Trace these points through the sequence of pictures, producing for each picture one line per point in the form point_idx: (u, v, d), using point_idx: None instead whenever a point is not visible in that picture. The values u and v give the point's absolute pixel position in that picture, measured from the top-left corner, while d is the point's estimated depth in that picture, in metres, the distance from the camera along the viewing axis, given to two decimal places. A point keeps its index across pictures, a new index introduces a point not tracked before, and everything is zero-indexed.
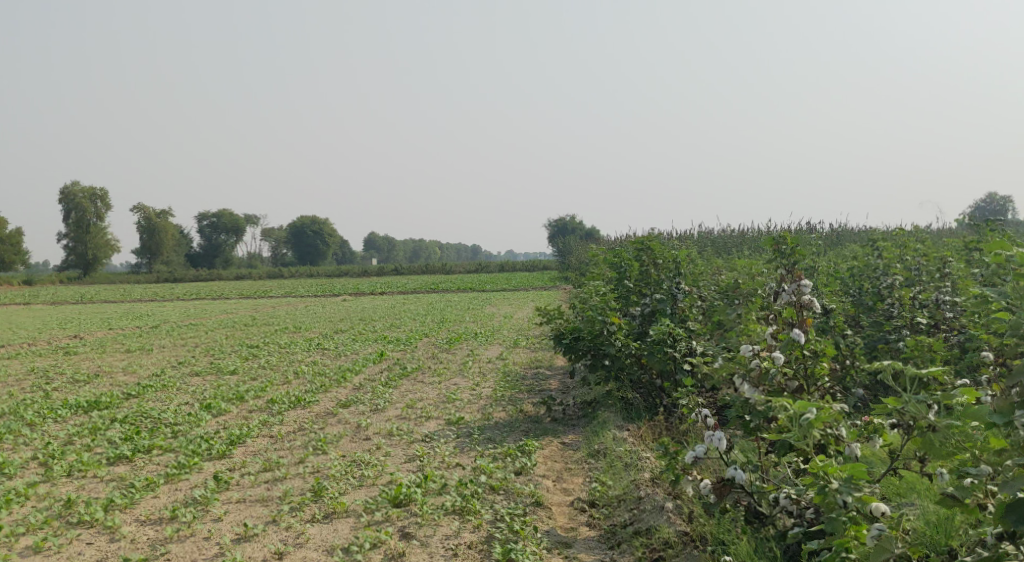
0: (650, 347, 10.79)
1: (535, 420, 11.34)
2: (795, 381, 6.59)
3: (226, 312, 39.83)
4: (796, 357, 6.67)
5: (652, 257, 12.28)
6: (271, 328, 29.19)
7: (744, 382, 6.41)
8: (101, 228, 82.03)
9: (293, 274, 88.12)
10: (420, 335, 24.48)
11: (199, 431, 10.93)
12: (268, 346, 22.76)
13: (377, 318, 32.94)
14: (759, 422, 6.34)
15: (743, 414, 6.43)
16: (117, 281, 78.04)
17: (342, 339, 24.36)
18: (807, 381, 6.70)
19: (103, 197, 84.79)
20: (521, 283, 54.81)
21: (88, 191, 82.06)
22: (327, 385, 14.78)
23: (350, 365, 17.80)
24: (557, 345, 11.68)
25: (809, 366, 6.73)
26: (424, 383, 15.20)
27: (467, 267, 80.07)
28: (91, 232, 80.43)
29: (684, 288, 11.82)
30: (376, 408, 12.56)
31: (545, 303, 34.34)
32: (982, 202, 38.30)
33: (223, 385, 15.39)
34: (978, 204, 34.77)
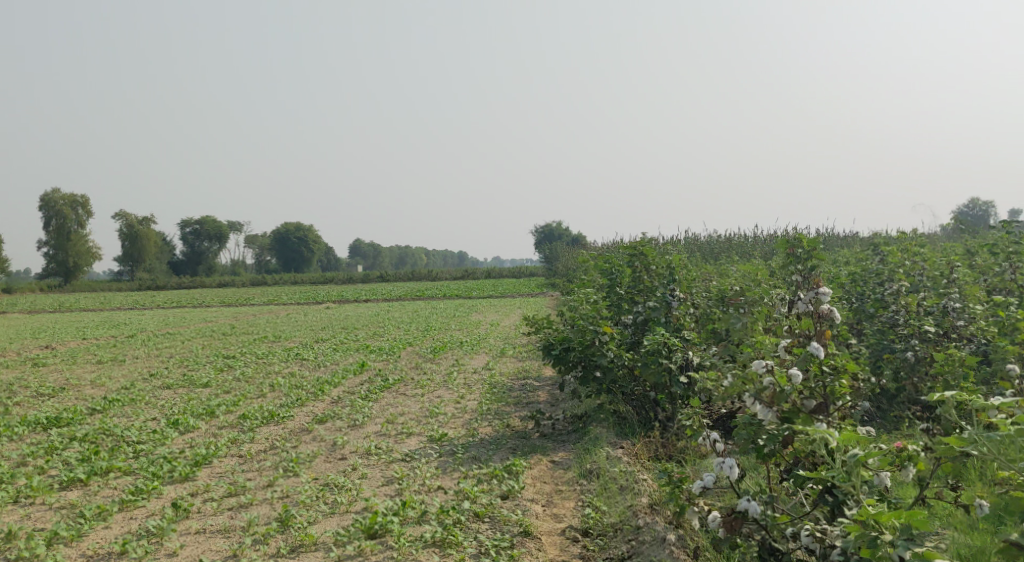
0: (645, 358, 10.16)
1: (523, 437, 10.70)
2: (813, 400, 6.02)
3: (206, 321, 38.98)
4: (813, 374, 6.06)
5: (644, 262, 11.64)
6: (250, 338, 28.39)
7: (755, 402, 5.97)
8: (82, 236, 80.97)
9: (277, 281, 87.19)
10: (403, 345, 23.75)
11: (163, 451, 10.23)
12: (245, 357, 22.03)
13: (359, 326, 32.26)
14: (774, 448, 5.88)
15: (756, 438, 5.97)
16: (97, 289, 76.93)
17: (323, 349, 23.65)
18: (827, 400, 6.07)
19: (84, 205, 83.74)
20: (507, 290, 54.19)
21: (69, 199, 81.07)
22: (303, 399, 14.07)
23: (329, 377, 17.08)
24: (545, 356, 11.03)
25: (829, 384, 6.09)
26: (406, 396, 14.51)
27: (453, 274, 79.36)
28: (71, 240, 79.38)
29: (679, 295, 11.20)
30: (354, 423, 11.87)
31: (532, 310, 33.72)
32: (968, 207, 38.08)
33: (194, 400, 14.64)
34: (970, 212, 34.42)
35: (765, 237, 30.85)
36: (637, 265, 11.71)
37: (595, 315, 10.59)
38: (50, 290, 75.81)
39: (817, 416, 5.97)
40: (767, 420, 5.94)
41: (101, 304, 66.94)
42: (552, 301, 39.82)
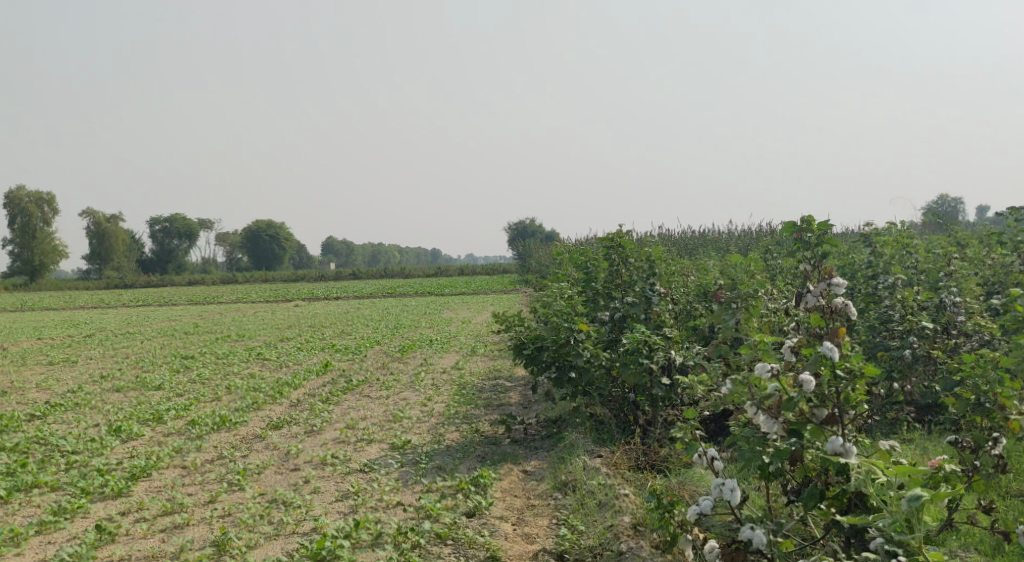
0: (624, 358, 9.43)
1: (492, 443, 9.93)
2: (824, 408, 5.57)
3: (170, 320, 37.79)
4: (825, 379, 5.57)
5: (622, 255, 10.89)
6: (213, 338, 27.34)
7: (759, 410, 5.59)
8: (48, 234, 79.24)
9: (247, 279, 85.77)
10: (371, 344, 22.85)
11: (98, 461, 9.35)
12: (204, 357, 21.04)
13: (327, 325, 31.26)
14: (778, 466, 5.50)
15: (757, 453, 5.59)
16: (62, 287, 75.25)
17: (287, 348, 22.71)
18: (840, 409, 5.59)
19: (50, 202, 82.06)
20: (480, 287, 53.32)
21: (34, 196, 79.40)
22: (260, 403, 13.18)
23: (289, 378, 16.18)
24: (517, 356, 10.26)
25: (842, 391, 5.59)
26: (370, 399, 13.67)
27: (426, 272, 78.30)
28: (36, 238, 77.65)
29: (660, 290, 10.47)
30: (312, 429, 11.03)
31: (504, 309, 32.90)
32: (942, 203, 37.69)
33: (143, 405, 13.70)
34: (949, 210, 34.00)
35: (742, 232, 30.22)
36: (614, 258, 10.96)
37: (569, 312, 9.84)
38: (14, 288, 74.08)
39: (827, 427, 5.54)
40: (771, 431, 5.57)
41: (66, 303, 65.41)
42: (525, 298, 39.05)
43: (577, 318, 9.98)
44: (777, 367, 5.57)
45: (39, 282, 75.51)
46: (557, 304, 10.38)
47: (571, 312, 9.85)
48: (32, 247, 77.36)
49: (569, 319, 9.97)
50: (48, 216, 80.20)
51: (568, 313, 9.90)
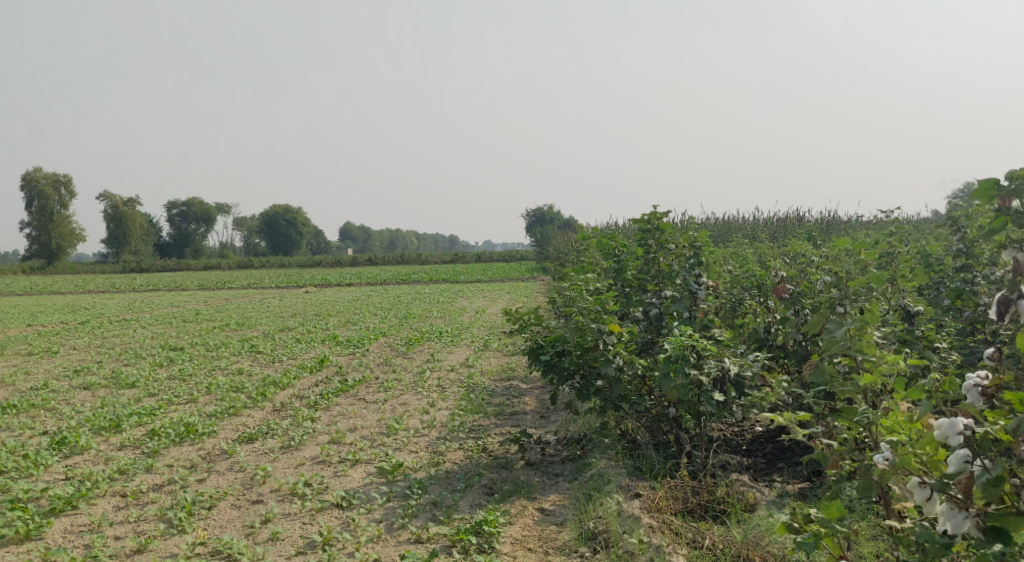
0: (665, 366, 7.62)
1: (502, 466, 8.20)
2: None
3: (175, 306, 36.10)
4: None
5: (659, 240, 9.09)
6: (210, 327, 25.59)
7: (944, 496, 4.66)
8: (66, 217, 78.11)
9: (262, 264, 84.37)
10: (375, 335, 21.05)
11: (19, 487, 7.66)
12: (194, 349, 19.30)
13: (334, 314, 29.49)
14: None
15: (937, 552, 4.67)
16: (78, 270, 74.00)
17: (286, 340, 20.97)
18: None
19: (67, 183, 80.95)
20: (498, 274, 51.41)
21: (52, 178, 78.37)
22: (236, 407, 11.44)
23: (277, 377, 14.43)
24: (532, 360, 8.44)
25: None
26: (365, 403, 11.92)
27: (443, 258, 76.51)
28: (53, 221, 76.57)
29: (706, 281, 8.58)
30: (289, 445, 9.29)
31: (522, 299, 31.02)
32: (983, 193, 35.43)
33: (107, 407, 11.99)
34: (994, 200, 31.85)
35: (775, 218, 28.22)
36: (650, 241, 9.16)
37: (598, 306, 7.96)
38: (31, 271, 73.00)
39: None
40: (962, 522, 4.64)
41: (83, 287, 64.14)
42: (542, 287, 37.20)
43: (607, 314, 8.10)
44: (971, 425, 4.62)
45: (55, 265, 74.40)
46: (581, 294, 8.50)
47: (600, 305, 7.96)
48: (49, 229, 76.25)
49: (598, 315, 8.09)
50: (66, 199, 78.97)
51: (595, 307, 8.01)
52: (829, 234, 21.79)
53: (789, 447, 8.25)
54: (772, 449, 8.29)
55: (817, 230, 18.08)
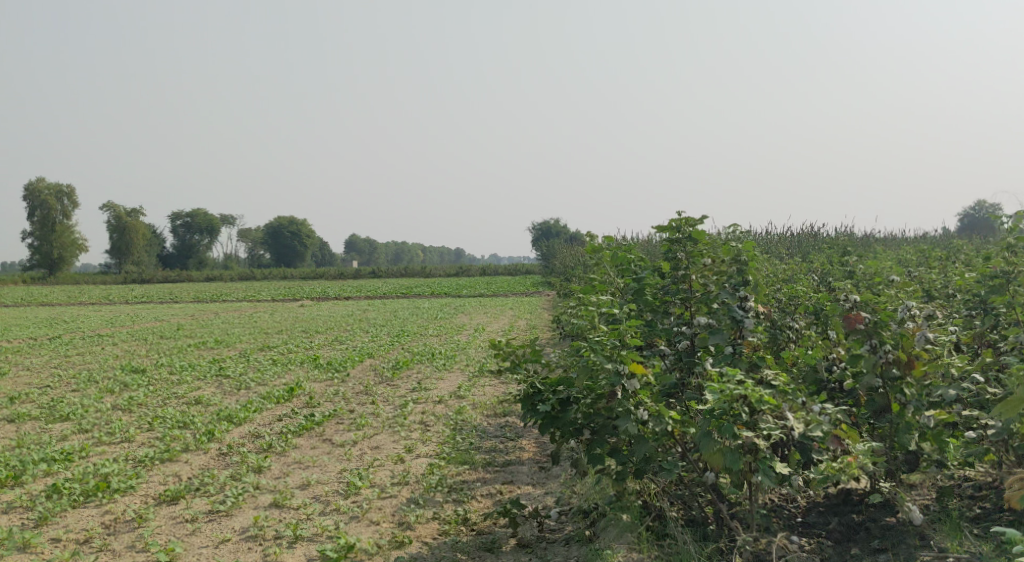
0: (705, 422, 5.65)
1: (490, 548, 6.32)
2: None
3: (160, 322, 33.93)
4: None
5: (691, 252, 7.11)
6: (183, 345, 23.51)
7: None
8: (68, 227, 76.26)
9: (262, 276, 82.47)
10: (360, 357, 19.01)
11: None
12: (156, 372, 17.25)
13: (322, 331, 27.46)
14: None
15: None
16: (77, 281, 72.22)
17: (263, 361, 18.95)
18: None
19: (70, 192, 79.12)
20: (501, 288, 49.46)
21: (56, 187, 76.53)
22: (171, 451, 9.44)
23: (235, 410, 12.40)
24: (526, 409, 6.41)
25: None
26: (328, 449, 9.89)
27: (448, 271, 74.57)
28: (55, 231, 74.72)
29: (753, 306, 6.60)
30: (217, 510, 7.32)
31: (524, 316, 29.02)
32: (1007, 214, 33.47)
33: (22, 448, 9.97)
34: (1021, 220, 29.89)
35: (800, 233, 26.24)
36: (680, 254, 7.20)
37: (617, 341, 5.95)
38: (31, 281, 71.19)
39: None
40: None
41: (82, 298, 62.34)
42: (547, 303, 35.06)
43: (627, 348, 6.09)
44: None
45: (55, 276, 72.49)
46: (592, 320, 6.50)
47: (618, 339, 5.95)
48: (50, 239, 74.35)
49: (616, 350, 6.07)
50: (68, 209, 77.13)
51: (611, 339, 6.00)
52: (864, 249, 19.68)
53: (862, 525, 6.31)
54: (839, 526, 6.35)
55: (857, 250, 16.13)
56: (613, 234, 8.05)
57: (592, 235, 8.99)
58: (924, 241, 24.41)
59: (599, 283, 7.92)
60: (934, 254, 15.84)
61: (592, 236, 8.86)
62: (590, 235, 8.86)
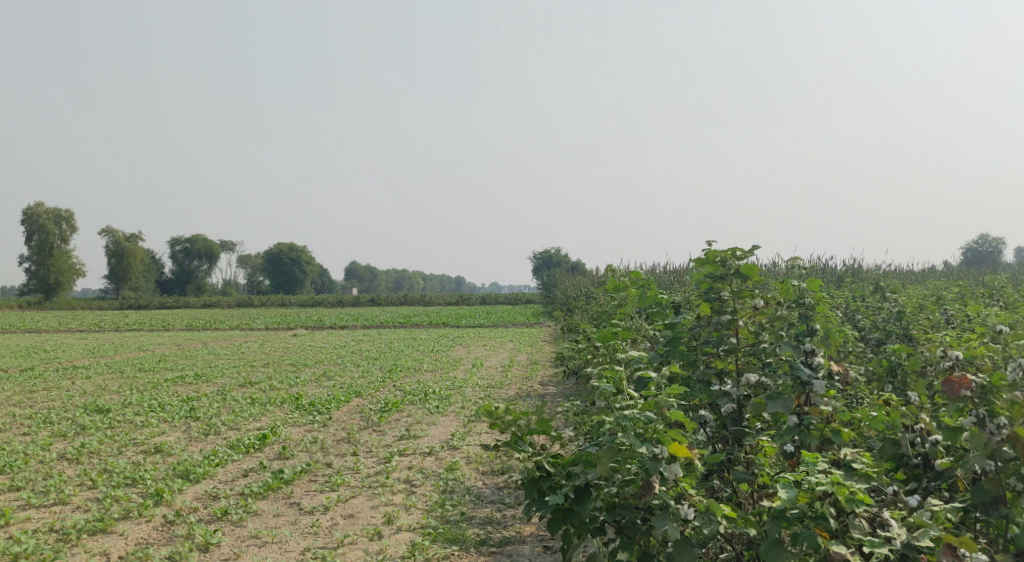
0: (774, 526, 4.40)
1: None
2: None
3: (143, 352, 32.17)
4: None
5: (738, 292, 5.70)
6: (161, 379, 21.97)
7: None
8: (66, 253, 74.91)
9: (259, 303, 81.06)
10: (347, 396, 17.43)
11: None
12: (122, 412, 15.72)
13: (312, 364, 25.91)
14: None
15: None
16: (72, 306, 70.73)
17: (242, 400, 17.43)
18: None
19: (68, 217, 77.83)
20: (501, 318, 47.98)
21: (55, 212, 75.28)
22: (105, 521, 7.93)
23: (196, 462, 10.88)
24: (535, 501, 5.13)
25: None
26: (293, 518, 8.39)
27: (447, 299, 73.05)
28: (51, 256, 73.34)
29: (822, 363, 5.22)
30: None
31: (526, 350, 27.48)
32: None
33: None
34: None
35: (820, 268, 24.76)
36: (724, 293, 5.79)
37: (652, 418, 4.72)
38: (27, 306, 69.71)
39: None
40: None
41: (75, 324, 60.78)
42: (550, 336, 33.37)
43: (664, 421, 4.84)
44: None
45: (51, 301, 71.07)
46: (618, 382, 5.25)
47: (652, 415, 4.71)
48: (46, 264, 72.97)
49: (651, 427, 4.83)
50: (66, 233, 75.84)
51: (643, 413, 4.75)
52: (896, 285, 18.08)
53: None
54: None
55: (897, 287, 14.66)
56: (642, 269, 6.65)
57: (614, 270, 7.59)
58: (953, 277, 22.95)
59: (624, 329, 6.50)
60: (981, 295, 14.36)
61: (615, 270, 7.45)
62: (612, 269, 7.45)
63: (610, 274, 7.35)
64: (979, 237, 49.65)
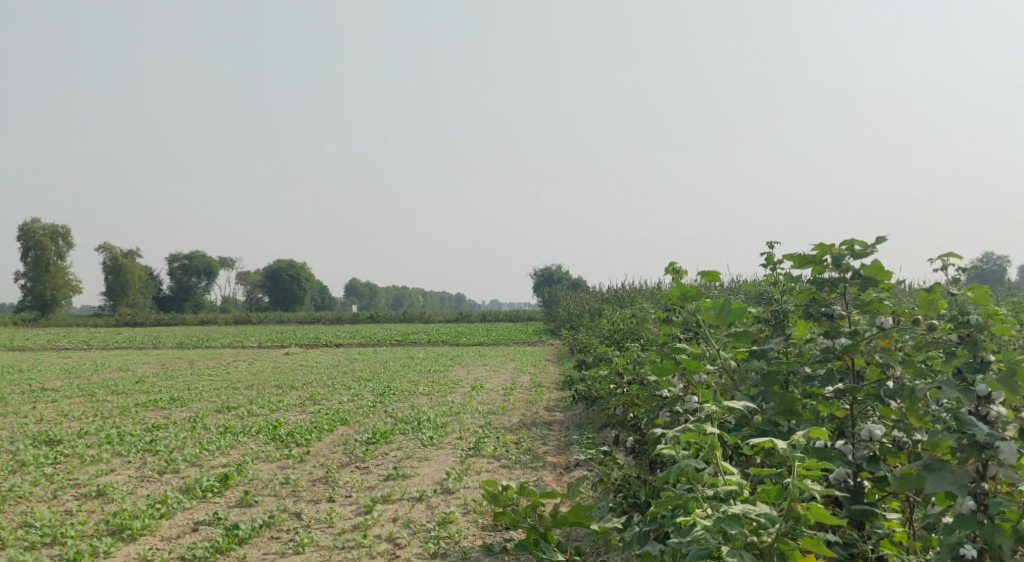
0: None
1: None
2: None
3: (122, 373, 30.05)
4: None
5: (862, 310, 4.94)
6: (132, 403, 19.99)
7: None
8: (61, 269, 72.89)
9: (255, 319, 79.02)
10: (331, 424, 15.57)
11: None
12: (74, 444, 13.86)
13: (299, 386, 23.92)
14: None
15: None
16: (69, 323, 68.78)
17: (216, 428, 15.60)
18: None
19: (63, 232, 75.77)
20: (503, 335, 45.88)
21: (51, 229, 73.41)
22: None
23: (139, 510, 9.10)
24: None
25: None
26: None
27: (448, 316, 70.99)
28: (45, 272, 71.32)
29: (1000, 417, 4.44)
30: None
31: (530, 371, 25.48)
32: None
33: None
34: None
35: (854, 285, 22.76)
36: (836, 308, 5.03)
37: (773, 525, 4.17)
38: (21, 323, 67.75)
39: None
40: None
41: (64, 342, 58.70)
42: (554, 355, 31.33)
43: (789, 520, 4.30)
44: None
45: (46, 317, 69.14)
46: (706, 447, 4.51)
47: (771, 521, 4.19)
48: (40, 280, 71.01)
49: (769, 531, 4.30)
50: (62, 250, 73.97)
51: (759, 515, 4.21)
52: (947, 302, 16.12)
53: None
54: None
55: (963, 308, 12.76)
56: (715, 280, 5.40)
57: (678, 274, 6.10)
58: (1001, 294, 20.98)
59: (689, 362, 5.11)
60: None
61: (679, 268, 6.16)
62: (673, 267, 6.26)
63: (673, 274, 6.04)
64: (997, 253, 47.62)
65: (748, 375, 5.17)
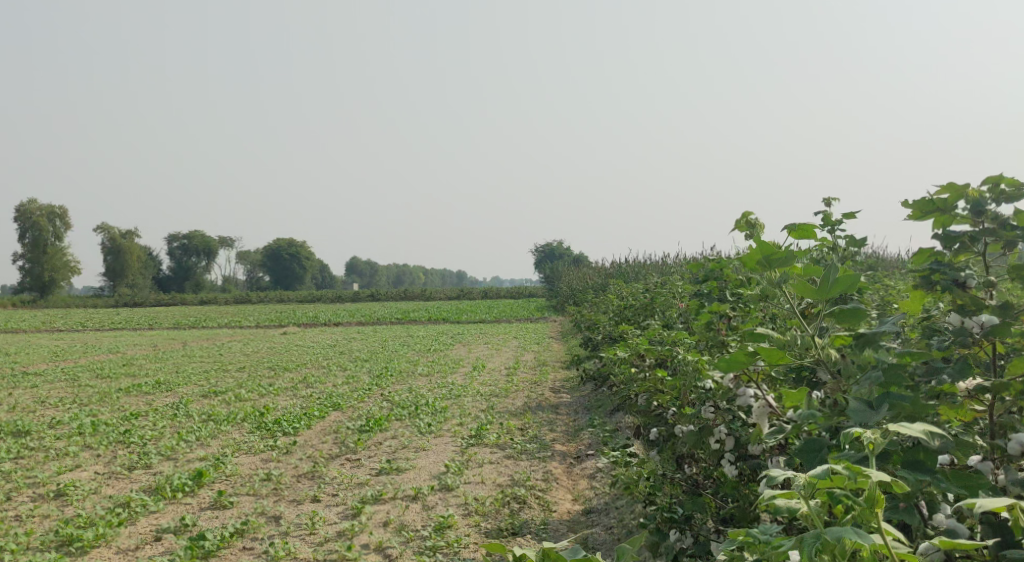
0: None
1: None
2: None
3: (113, 355, 29.03)
4: None
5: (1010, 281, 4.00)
6: (115, 388, 18.96)
7: None
8: (58, 249, 71.89)
9: (255, 298, 78.08)
10: (323, 410, 14.51)
11: None
12: (43, 435, 12.79)
13: (293, 368, 22.89)
14: None
15: None
16: (66, 304, 67.87)
17: (198, 415, 14.53)
18: None
19: (61, 212, 74.71)
20: (506, 313, 44.92)
21: (47, 209, 72.38)
22: None
23: (97, 515, 8.02)
24: None
25: None
26: None
27: (450, 293, 70.01)
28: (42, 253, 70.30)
29: None
30: None
31: (534, 350, 24.47)
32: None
33: None
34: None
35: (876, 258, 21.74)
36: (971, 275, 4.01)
37: None
38: (19, 303, 66.84)
39: None
40: None
41: (61, 323, 57.82)
42: (559, 333, 30.34)
43: None
44: None
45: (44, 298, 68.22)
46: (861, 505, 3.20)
47: None
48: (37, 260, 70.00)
49: None
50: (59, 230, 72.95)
51: None
52: None
53: None
54: None
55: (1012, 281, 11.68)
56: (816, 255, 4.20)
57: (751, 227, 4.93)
58: None
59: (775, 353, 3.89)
60: None
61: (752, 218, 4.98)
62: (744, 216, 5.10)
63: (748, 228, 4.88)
64: None
65: (857, 366, 3.99)
